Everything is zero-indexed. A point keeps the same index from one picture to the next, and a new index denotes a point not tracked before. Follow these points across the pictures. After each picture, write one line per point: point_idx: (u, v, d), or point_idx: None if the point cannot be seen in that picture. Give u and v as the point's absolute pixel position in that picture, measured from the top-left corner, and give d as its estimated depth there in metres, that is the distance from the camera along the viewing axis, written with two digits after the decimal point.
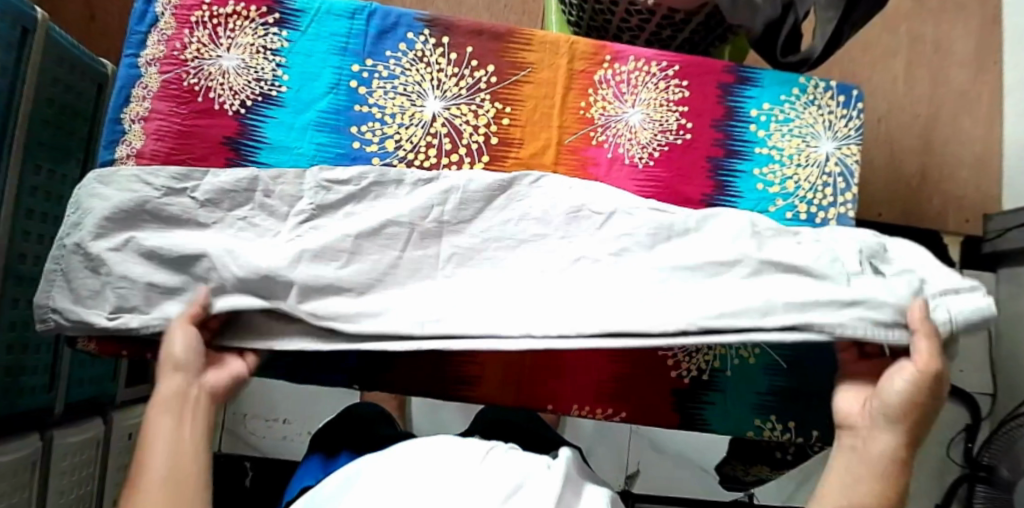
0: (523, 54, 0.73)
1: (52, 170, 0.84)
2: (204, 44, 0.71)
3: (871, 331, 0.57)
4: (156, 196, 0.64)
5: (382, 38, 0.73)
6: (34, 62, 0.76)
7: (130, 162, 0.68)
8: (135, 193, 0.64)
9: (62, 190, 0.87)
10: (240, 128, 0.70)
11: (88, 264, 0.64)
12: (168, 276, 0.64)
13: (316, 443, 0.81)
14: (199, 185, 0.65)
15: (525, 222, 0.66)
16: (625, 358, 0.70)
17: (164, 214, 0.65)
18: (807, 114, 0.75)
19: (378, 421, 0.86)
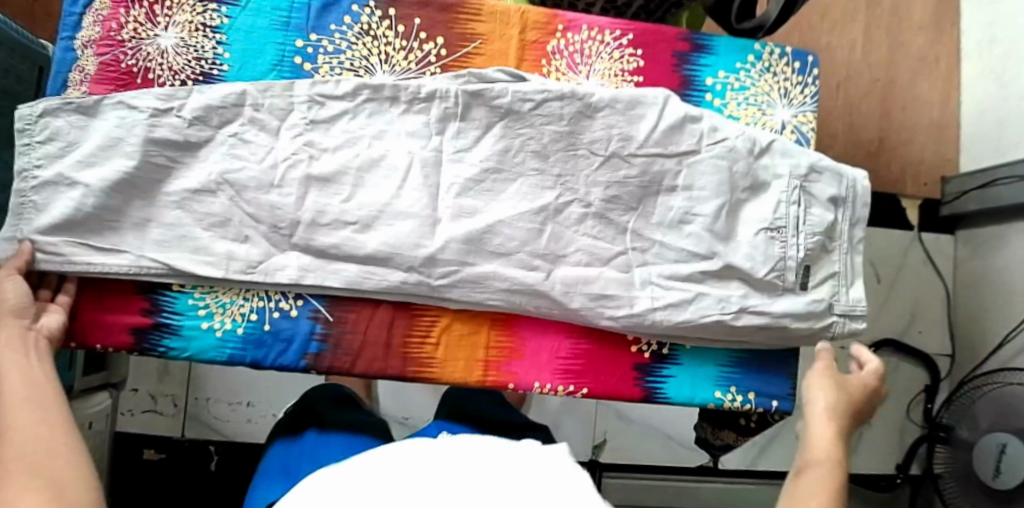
0: (472, 25, 0.71)
1: None
2: (140, 23, 0.70)
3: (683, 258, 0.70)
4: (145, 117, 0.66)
5: (327, 12, 0.70)
6: None
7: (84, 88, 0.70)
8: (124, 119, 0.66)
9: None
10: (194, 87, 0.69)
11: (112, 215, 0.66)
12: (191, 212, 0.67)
13: (276, 436, 0.79)
14: (184, 105, 0.67)
15: (523, 154, 0.70)
16: (583, 333, 0.70)
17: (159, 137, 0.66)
18: (763, 82, 0.74)
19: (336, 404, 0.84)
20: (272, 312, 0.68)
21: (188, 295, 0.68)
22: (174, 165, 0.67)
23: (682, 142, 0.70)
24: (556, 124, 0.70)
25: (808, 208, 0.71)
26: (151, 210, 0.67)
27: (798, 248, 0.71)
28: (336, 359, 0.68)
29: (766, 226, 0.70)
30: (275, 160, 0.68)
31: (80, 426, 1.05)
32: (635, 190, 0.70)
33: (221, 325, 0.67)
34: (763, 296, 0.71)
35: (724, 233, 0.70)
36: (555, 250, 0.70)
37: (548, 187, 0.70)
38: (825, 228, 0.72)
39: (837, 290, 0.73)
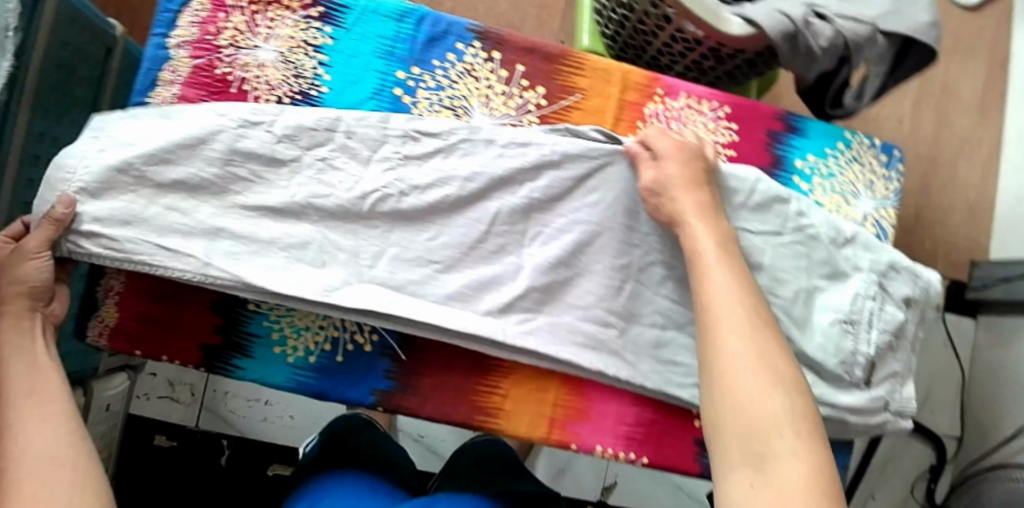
0: (575, 79, 0.71)
1: (37, 133, 0.80)
2: (241, 31, 0.68)
3: None
4: (232, 127, 0.64)
5: (431, 46, 0.70)
6: (41, 33, 0.74)
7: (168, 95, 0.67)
8: (210, 124, 0.63)
9: (40, 150, 0.81)
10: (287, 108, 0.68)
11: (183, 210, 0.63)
12: (242, 222, 0.64)
13: (311, 467, 0.84)
14: (275, 120, 0.65)
15: (610, 213, 0.70)
16: (648, 401, 0.71)
17: (240, 147, 0.64)
18: (850, 171, 0.75)
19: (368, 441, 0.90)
20: (346, 345, 0.69)
21: (262, 317, 0.68)
22: (256, 180, 0.65)
23: (768, 223, 0.70)
24: None
25: (883, 304, 0.73)
26: (224, 220, 0.63)
27: (868, 343, 0.72)
28: (404, 399, 0.69)
29: (843, 318, 0.71)
30: (364, 190, 0.66)
31: (97, 407, 1.05)
32: None
33: (295, 351, 0.68)
34: (828, 386, 0.72)
35: (799, 320, 0.70)
36: (631, 312, 0.70)
37: (634, 246, 0.70)
38: (896, 326, 0.74)
39: (895, 388, 0.75)
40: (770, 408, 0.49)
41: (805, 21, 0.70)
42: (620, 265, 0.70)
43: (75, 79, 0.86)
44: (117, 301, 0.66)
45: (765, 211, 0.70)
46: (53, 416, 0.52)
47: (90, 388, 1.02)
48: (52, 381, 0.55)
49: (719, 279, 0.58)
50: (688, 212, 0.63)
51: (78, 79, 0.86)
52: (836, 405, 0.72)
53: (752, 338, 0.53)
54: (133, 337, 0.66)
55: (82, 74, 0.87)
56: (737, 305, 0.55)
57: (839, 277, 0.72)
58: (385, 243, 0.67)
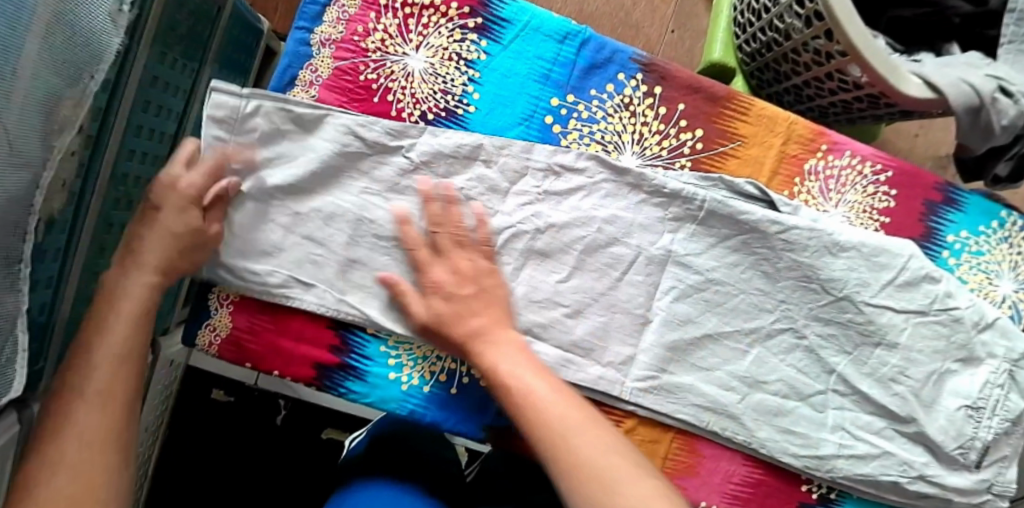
0: (737, 125, 0.66)
1: (147, 102, 0.75)
2: (390, 35, 0.63)
3: (875, 422, 0.69)
4: (367, 153, 0.61)
5: (591, 74, 0.65)
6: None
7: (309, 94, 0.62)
8: (345, 148, 0.60)
9: (143, 120, 0.75)
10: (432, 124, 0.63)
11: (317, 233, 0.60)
12: (370, 253, 0.61)
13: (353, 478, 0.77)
14: (414, 144, 0.61)
15: (750, 271, 0.66)
16: (761, 462, 0.69)
17: (376, 174, 0.61)
18: (998, 250, 0.72)
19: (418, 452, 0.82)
20: (462, 377, 0.65)
21: (380, 342, 0.64)
22: (391, 208, 0.62)
23: (913, 301, 0.67)
24: (799, 253, 0.65)
25: (1009, 394, 0.70)
26: (354, 250, 0.61)
27: (989, 431, 0.70)
28: (515, 437, 0.66)
29: (967, 403, 0.69)
30: (500, 227, 0.63)
31: (162, 362, 1.02)
32: (854, 335, 0.67)
33: (411, 379, 0.64)
34: (941, 466, 0.70)
35: (926, 404, 0.69)
36: (757, 375, 0.68)
37: (768, 309, 0.67)
38: (1017, 415, 0.71)
39: (1001, 471, 0.73)
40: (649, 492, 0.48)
41: (992, 96, 0.66)
42: (751, 327, 0.67)
43: (174, 39, 0.77)
44: (231, 309, 0.63)
45: (913, 288, 0.67)
46: (124, 376, 0.50)
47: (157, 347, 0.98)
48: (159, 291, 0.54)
49: (555, 401, 0.53)
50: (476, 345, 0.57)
51: (179, 37, 0.78)
52: (943, 485, 0.70)
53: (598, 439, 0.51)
54: (243, 350, 0.63)
55: (182, 33, 0.78)
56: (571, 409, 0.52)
57: (971, 359, 0.70)
58: (515, 284, 0.64)
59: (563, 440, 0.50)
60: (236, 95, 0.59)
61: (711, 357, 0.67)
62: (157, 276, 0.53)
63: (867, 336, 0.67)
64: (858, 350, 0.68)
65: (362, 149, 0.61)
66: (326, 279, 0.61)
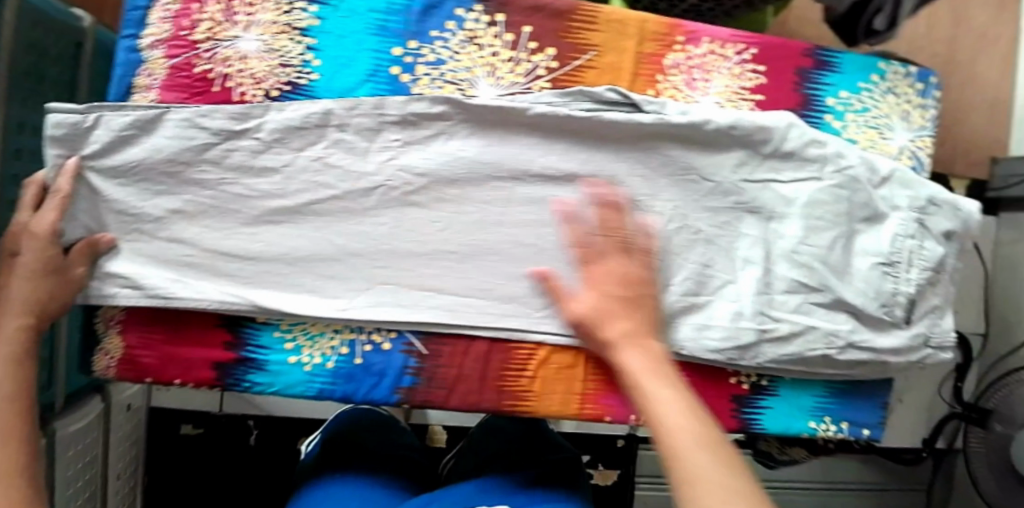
0: (587, 35, 0.64)
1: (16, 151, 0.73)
2: (218, 22, 0.61)
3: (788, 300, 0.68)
4: (217, 142, 0.60)
5: (428, 16, 0.62)
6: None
7: (151, 94, 0.62)
8: (192, 141, 0.59)
9: (16, 170, 0.74)
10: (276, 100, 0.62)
11: (172, 236, 0.61)
12: (242, 243, 0.62)
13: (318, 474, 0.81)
14: (261, 123, 0.60)
15: (628, 179, 0.66)
16: (683, 365, 0.69)
17: (227, 161, 0.60)
18: (885, 103, 0.70)
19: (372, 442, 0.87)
20: (364, 345, 0.65)
21: (272, 328, 0.64)
22: (253, 194, 0.61)
23: (802, 170, 0.67)
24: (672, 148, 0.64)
25: (922, 241, 0.69)
26: (223, 241, 0.61)
27: (909, 283, 0.69)
28: (429, 393, 0.66)
29: (880, 261, 0.69)
30: (368, 187, 0.62)
31: (117, 409, 1.07)
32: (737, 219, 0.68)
33: (311, 358, 0.64)
34: (867, 330, 0.70)
35: (837, 270, 0.69)
36: (664, 279, 0.67)
37: (657, 213, 0.67)
38: (936, 261, 0.70)
39: (934, 323, 0.72)
40: None
41: None
42: (645, 233, 0.67)
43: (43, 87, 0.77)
44: (120, 330, 0.63)
45: (788, 161, 0.67)
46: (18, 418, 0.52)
47: (108, 393, 1.03)
48: (34, 326, 0.56)
49: (664, 402, 0.53)
50: (616, 339, 0.59)
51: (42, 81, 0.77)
52: (874, 350, 0.70)
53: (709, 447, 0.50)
54: (140, 365, 0.63)
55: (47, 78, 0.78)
56: (683, 415, 0.52)
57: (875, 216, 0.69)
58: (399, 243, 0.63)
59: (688, 450, 0.50)
60: (74, 112, 0.58)
61: None
62: (29, 315, 0.55)
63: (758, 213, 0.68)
64: (750, 231, 0.68)
65: (208, 139, 0.60)
66: (205, 278, 0.62)
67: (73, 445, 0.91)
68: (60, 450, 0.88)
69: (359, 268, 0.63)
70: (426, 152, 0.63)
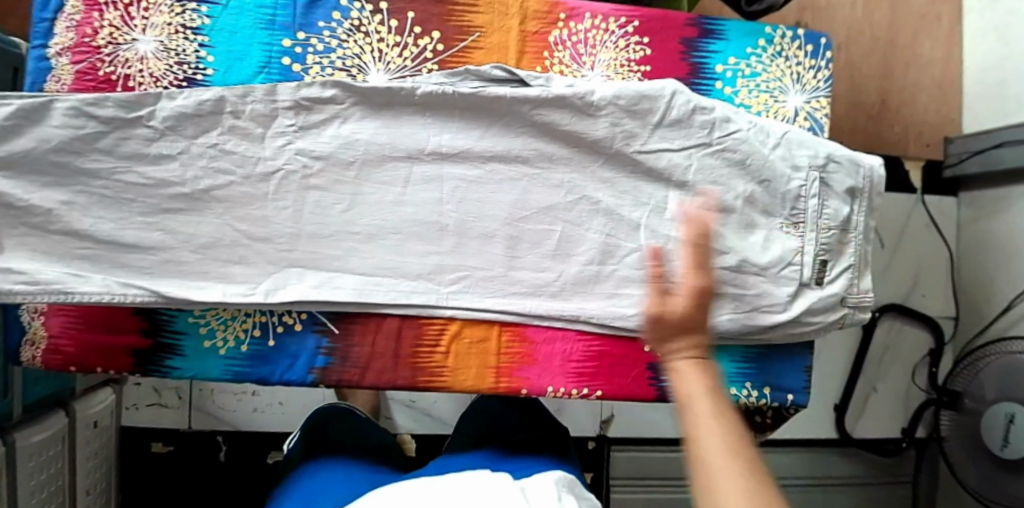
0: (470, 17, 0.67)
1: None
2: (117, 27, 0.65)
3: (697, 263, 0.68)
4: (108, 132, 0.61)
5: (313, 8, 0.66)
6: None
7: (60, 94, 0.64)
8: (80, 129, 0.61)
9: None
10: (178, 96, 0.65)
11: (67, 228, 0.61)
12: (141, 234, 0.63)
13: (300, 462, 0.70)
14: (154, 111, 0.62)
15: (525, 152, 0.67)
16: (597, 335, 0.69)
17: (120, 150, 0.62)
18: (775, 67, 0.71)
19: (349, 431, 0.75)
20: (276, 327, 0.66)
21: (188, 314, 0.65)
22: (149, 182, 0.63)
23: (691, 136, 0.67)
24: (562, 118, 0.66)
25: (824, 201, 0.69)
26: (122, 231, 0.62)
27: (812, 243, 0.69)
28: (345, 372, 0.66)
29: (785, 219, 0.69)
30: (267, 172, 0.64)
31: (83, 425, 1.02)
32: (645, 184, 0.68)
33: (227, 343, 0.65)
34: (772, 284, 0.68)
35: (737, 231, 0.68)
36: (566, 250, 0.68)
37: (556, 186, 0.68)
38: (840, 221, 0.69)
39: (852, 282, 0.70)
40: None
41: None
42: (548, 204, 0.68)
43: None
44: (43, 320, 0.64)
45: (684, 125, 0.66)
46: None
47: (71, 409, 0.99)
48: None
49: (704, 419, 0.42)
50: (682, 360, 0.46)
51: None
52: (789, 312, 0.68)
53: (742, 462, 0.39)
54: (63, 354, 0.64)
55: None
56: (718, 417, 0.41)
57: (772, 180, 0.67)
58: (302, 225, 0.65)
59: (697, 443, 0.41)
60: None
61: (512, 247, 0.67)
62: None
63: (658, 180, 0.68)
64: (655, 197, 0.68)
65: (98, 127, 0.61)
66: (104, 270, 0.62)
67: (35, 456, 0.87)
68: (21, 461, 0.84)
69: (263, 252, 0.65)
70: (321, 137, 0.65)
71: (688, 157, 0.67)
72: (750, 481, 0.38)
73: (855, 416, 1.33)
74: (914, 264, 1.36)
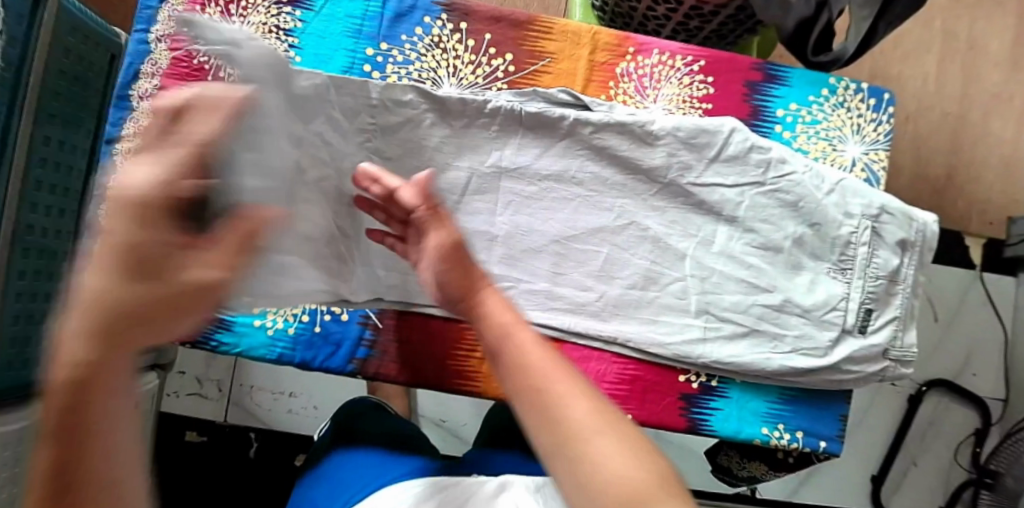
0: (543, 44, 0.71)
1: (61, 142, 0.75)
2: (215, 21, 0.71)
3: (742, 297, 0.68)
4: None
5: (398, 22, 0.71)
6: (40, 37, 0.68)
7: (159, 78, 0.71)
8: None
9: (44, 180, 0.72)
10: None
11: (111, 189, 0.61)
12: None
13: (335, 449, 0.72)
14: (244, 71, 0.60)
15: (582, 175, 0.69)
16: (633, 359, 0.69)
17: None
18: (836, 117, 0.72)
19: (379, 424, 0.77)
20: (325, 314, 0.68)
21: None
22: None
23: (745, 174, 0.68)
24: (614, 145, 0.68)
25: (875, 250, 0.69)
26: None
27: (862, 290, 0.68)
28: (382, 366, 0.68)
29: (832, 265, 0.69)
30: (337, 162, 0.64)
31: None
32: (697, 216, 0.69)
33: (274, 324, 0.67)
34: (815, 326, 0.68)
35: (785, 271, 0.68)
36: (609, 273, 0.69)
37: (608, 209, 0.69)
38: (890, 271, 0.69)
39: (897, 335, 0.69)
40: (624, 471, 0.33)
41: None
42: (600, 225, 0.69)
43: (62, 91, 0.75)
44: None
45: (739, 162, 0.68)
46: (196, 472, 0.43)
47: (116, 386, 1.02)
48: None
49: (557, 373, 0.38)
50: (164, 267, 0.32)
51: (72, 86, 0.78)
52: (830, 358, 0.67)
53: (607, 424, 0.36)
54: None
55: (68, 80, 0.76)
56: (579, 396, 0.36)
57: (823, 223, 0.68)
58: None
59: (569, 430, 0.35)
60: None
61: (560, 264, 0.69)
62: None
63: (708, 212, 0.69)
64: (704, 228, 0.69)
65: None
66: None
67: None
68: None
69: None
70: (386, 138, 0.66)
71: (740, 195, 0.68)
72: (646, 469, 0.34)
73: (892, 490, 1.27)
74: (966, 341, 1.31)
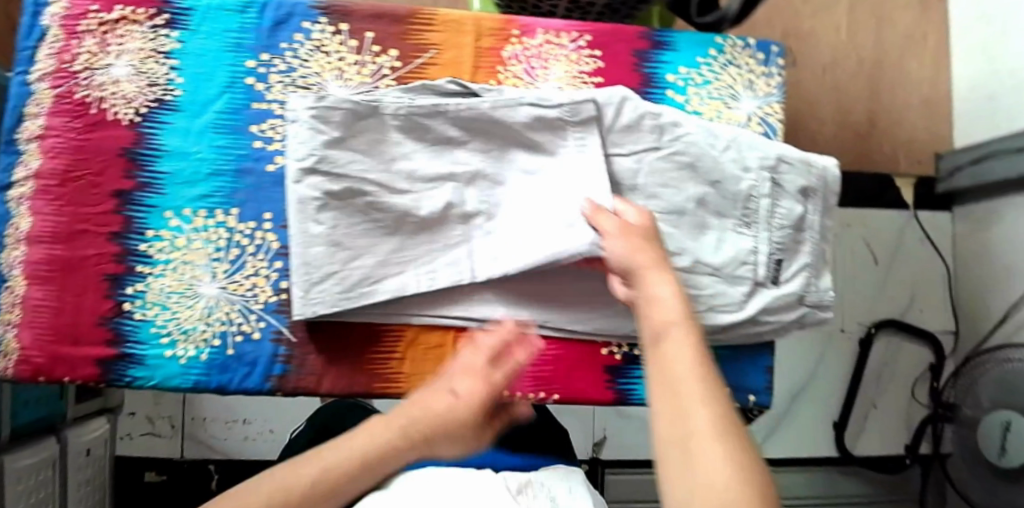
0: (427, 36, 0.70)
1: None
2: (94, 53, 0.70)
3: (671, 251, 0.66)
4: None
5: (277, 31, 0.70)
6: None
7: (43, 119, 0.69)
8: None
9: None
10: (137, 137, 0.69)
11: None
12: None
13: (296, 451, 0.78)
14: None
15: (474, 156, 0.67)
16: (552, 339, 0.70)
17: None
18: (726, 75, 0.73)
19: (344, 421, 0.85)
20: (235, 336, 0.67)
21: (149, 324, 0.68)
22: None
23: (641, 141, 0.68)
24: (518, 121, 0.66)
25: (776, 202, 0.70)
26: None
27: (766, 243, 0.69)
28: (302, 379, 0.67)
29: (736, 222, 0.69)
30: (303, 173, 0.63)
31: (76, 452, 1.04)
32: None
33: (187, 353, 0.67)
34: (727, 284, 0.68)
35: (690, 232, 0.67)
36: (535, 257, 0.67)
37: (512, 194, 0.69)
38: (794, 221, 0.70)
39: (811, 281, 0.71)
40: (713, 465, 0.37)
41: None
42: None
43: None
44: (17, 333, 0.67)
45: (634, 131, 0.67)
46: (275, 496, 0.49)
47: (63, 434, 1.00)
48: None
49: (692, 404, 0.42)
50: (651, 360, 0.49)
51: None
52: (749, 311, 0.68)
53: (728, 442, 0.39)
54: (33, 366, 0.66)
55: None
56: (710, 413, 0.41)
57: (723, 180, 0.68)
58: None
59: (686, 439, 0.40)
60: None
61: None
62: None
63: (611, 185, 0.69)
64: None
65: None
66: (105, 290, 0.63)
67: (24, 480, 0.89)
68: (10, 483, 0.85)
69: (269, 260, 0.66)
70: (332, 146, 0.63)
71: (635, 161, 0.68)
72: (737, 459, 0.37)
73: (856, 434, 1.29)
74: (909, 280, 1.33)
